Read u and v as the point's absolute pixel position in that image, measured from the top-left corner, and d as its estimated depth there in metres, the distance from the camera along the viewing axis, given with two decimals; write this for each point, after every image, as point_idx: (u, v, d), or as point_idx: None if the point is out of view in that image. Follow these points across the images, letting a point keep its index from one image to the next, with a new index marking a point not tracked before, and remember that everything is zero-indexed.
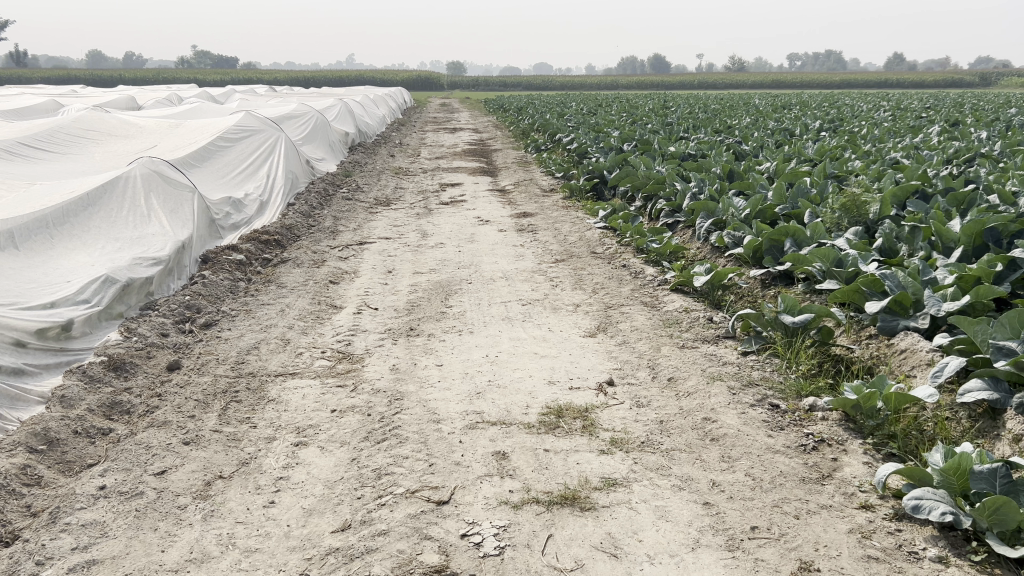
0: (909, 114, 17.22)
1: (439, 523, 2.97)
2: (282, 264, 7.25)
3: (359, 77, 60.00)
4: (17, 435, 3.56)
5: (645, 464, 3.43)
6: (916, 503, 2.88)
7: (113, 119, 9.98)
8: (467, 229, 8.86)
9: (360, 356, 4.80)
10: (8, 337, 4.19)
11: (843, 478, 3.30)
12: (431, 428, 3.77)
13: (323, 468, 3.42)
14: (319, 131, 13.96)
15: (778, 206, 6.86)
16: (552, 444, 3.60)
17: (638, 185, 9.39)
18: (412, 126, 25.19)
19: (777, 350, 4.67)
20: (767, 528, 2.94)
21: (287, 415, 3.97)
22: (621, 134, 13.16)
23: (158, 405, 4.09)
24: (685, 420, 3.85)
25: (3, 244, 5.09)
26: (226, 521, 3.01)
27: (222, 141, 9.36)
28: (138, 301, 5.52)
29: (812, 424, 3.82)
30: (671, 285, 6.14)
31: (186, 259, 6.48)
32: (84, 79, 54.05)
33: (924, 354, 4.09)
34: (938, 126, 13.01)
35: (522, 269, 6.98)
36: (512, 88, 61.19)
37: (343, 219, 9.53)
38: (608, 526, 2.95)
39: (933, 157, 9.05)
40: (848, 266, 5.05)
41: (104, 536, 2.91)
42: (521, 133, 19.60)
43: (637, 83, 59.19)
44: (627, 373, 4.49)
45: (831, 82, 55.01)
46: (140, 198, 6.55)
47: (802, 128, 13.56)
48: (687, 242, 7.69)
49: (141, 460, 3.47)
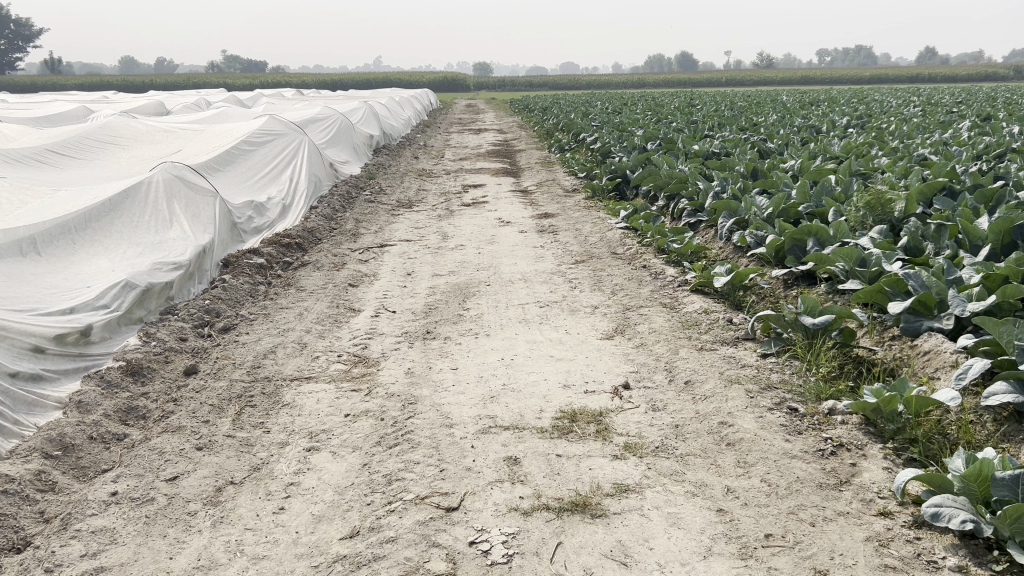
0: (940, 109, 16.98)
1: (448, 530, 2.95)
2: (302, 267, 7.27)
3: (386, 79, 60.44)
4: (33, 442, 3.59)
5: (659, 469, 3.38)
6: (936, 510, 2.80)
7: (138, 124, 10.08)
8: (488, 231, 8.84)
9: (375, 360, 4.79)
10: (27, 343, 4.23)
11: (862, 484, 3.23)
12: (443, 433, 3.74)
13: (334, 473, 3.42)
14: (344, 134, 14.04)
15: (801, 204, 6.75)
16: (565, 449, 3.56)
17: (660, 184, 9.32)
18: (437, 127, 25.26)
19: (797, 351, 4.59)
20: (782, 535, 2.88)
21: (300, 419, 3.97)
22: (645, 133, 13.06)
23: (173, 410, 4.11)
24: (701, 424, 3.79)
25: (25, 251, 5.15)
26: (235, 528, 3.01)
27: (245, 145, 9.42)
28: (159, 305, 5.55)
29: (831, 428, 3.74)
30: (691, 286, 6.07)
31: (207, 263, 6.52)
32: (113, 83, 54.90)
33: (948, 355, 4.00)
34: (969, 121, 12.77)
35: (541, 271, 6.96)
36: (538, 88, 61.21)
37: (364, 222, 9.55)
38: (618, 534, 2.91)
39: (963, 154, 8.88)
40: (871, 266, 4.96)
41: (114, 542, 2.92)
42: (545, 133, 19.55)
43: (664, 80, 58.75)
44: (643, 377, 4.44)
45: (861, 77, 54.02)
46: (161, 203, 6.61)
47: (828, 125, 13.38)
48: (709, 241, 7.60)
49: (154, 466, 3.48)
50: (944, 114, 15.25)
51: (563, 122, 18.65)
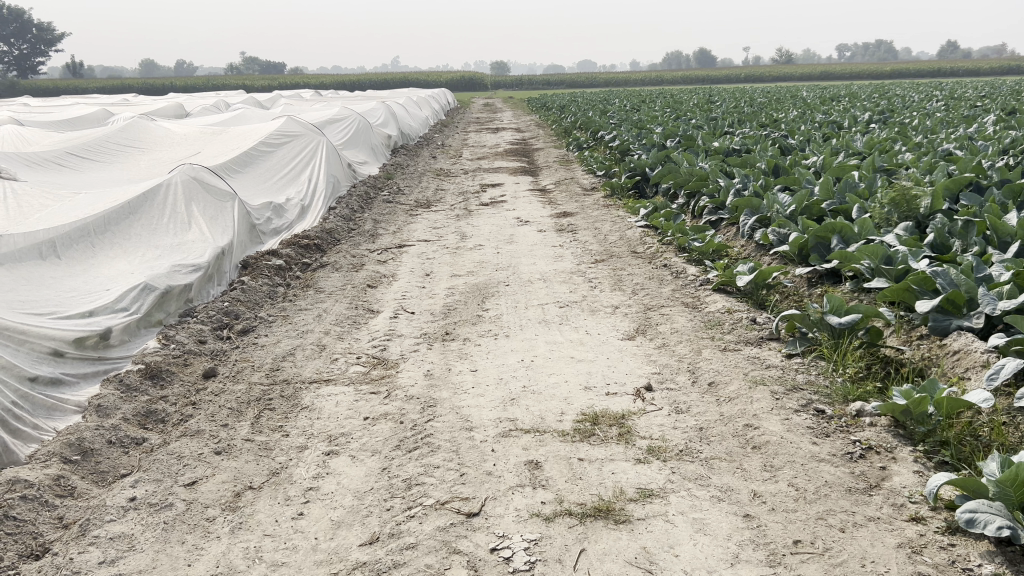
0: (963, 104, 16.79)
1: (468, 536, 2.90)
2: (321, 268, 7.25)
3: (404, 80, 60.66)
4: (52, 446, 3.58)
5: (683, 474, 3.31)
6: (971, 516, 2.71)
7: (158, 127, 10.13)
8: (506, 230, 8.78)
9: (394, 362, 4.75)
10: (46, 347, 4.21)
11: (892, 488, 3.14)
12: (463, 436, 3.70)
13: (353, 478, 3.37)
14: (362, 134, 14.02)
15: (825, 201, 6.66)
16: (587, 452, 3.50)
17: (680, 182, 9.23)
18: (455, 127, 25.25)
19: (823, 352, 4.50)
20: (811, 542, 2.81)
21: (319, 423, 3.94)
22: (664, 130, 12.98)
23: (191, 414, 4.09)
24: (726, 427, 3.72)
25: (45, 254, 5.16)
26: (254, 534, 2.97)
27: (264, 146, 9.43)
28: (178, 308, 5.54)
29: (860, 431, 3.66)
30: (713, 285, 5.98)
31: (226, 266, 6.51)
32: (132, 84, 55.23)
33: (979, 355, 3.91)
34: (994, 115, 12.60)
35: (561, 270, 6.90)
36: (556, 87, 61.18)
37: (382, 222, 9.53)
38: (643, 540, 2.85)
39: (988, 148, 8.77)
40: (897, 264, 4.88)
41: (132, 549, 2.89)
42: (564, 131, 19.50)
43: (682, 77, 58.38)
44: (666, 378, 4.36)
45: (880, 71, 53.59)
46: (180, 205, 6.60)
47: (850, 121, 13.23)
48: (731, 240, 7.50)
49: (172, 471, 3.46)
50: (969, 109, 15.08)
51: (580, 121, 18.57)
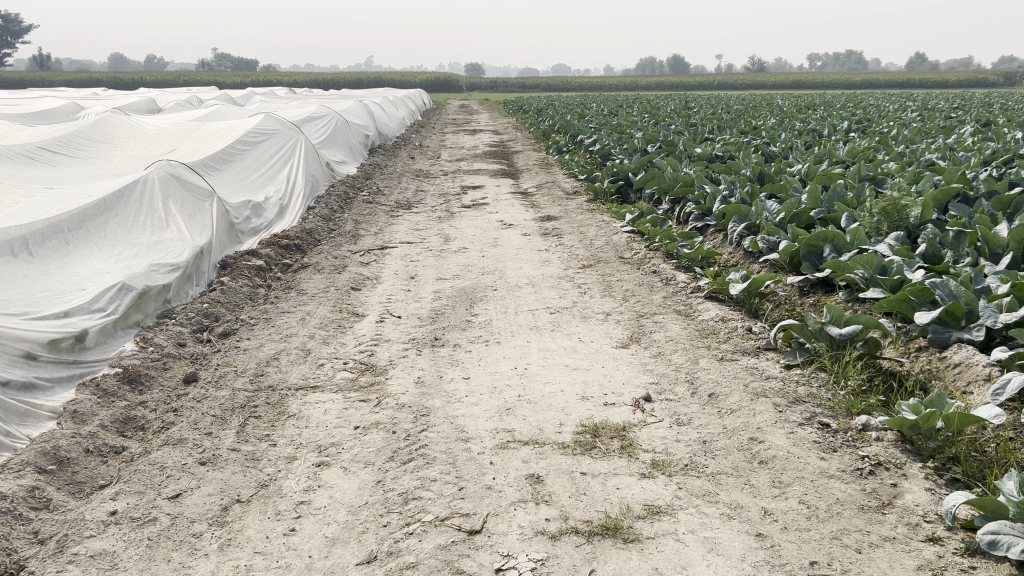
0: (939, 115, 16.92)
1: (471, 556, 2.76)
2: (302, 270, 7.07)
3: (378, 80, 60.25)
4: (26, 455, 3.39)
5: (690, 490, 3.20)
6: (993, 538, 2.60)
7: (132, 122, 9.86)
8: (490, 233, 8.66)
9: (383, 368, 4.60)
10: (19, 349, 4.02)
11: (906, 507, 3.06)
12: (459, 448, 3.56)
13: (346, 491, 3.23)
14: (340, 133, 13.82)
15: (813, 209, 6.60)
16: (589, 467, 3.38)
17: (665, 187, 9.17)
18: (430, 127, 25.02)
19: (823, 363, 4.40)
20: (828, 563, 2.71)
21: (308, 432, 3.78)
22: (645, 135, 12.93)
23: (173, 421, 3.90)
24: (730, 441, 3.62)
25: (17, 251, 4.95)
26: (244, 551, 2.82)
27: (241, 144, 9.21)
28: (156, 309, 5.35)
29: (867, 445, 3.57)
30: (705, 293, 5.89)
31: (205, 265, 6.30)
32: (101, 77, 54.14)
33: (982, 368, 3.84)
34: (971, 126, 12.71)
35: (548, 276, 6.78)
36: (531, 89, 61.23)
37: (364, 223, 9.35)
38: (654, 561, 2.73)
39: (972, 159, 8.80)
40: (893, 274, 4.82)
41: (114, 568, 2.72)
42: (542, 135, 19.39)
43: (658, 82, 58.46)
44: (664, 389, 4.25)
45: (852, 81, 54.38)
46: (157, 203, 6.39)
47: (829, 129, 13.26)
48: (719, 246, 7.41)
49: (154, 482, 3.29)
50: (945, 119, 15.21)
51: (558, 123, 18.42)
